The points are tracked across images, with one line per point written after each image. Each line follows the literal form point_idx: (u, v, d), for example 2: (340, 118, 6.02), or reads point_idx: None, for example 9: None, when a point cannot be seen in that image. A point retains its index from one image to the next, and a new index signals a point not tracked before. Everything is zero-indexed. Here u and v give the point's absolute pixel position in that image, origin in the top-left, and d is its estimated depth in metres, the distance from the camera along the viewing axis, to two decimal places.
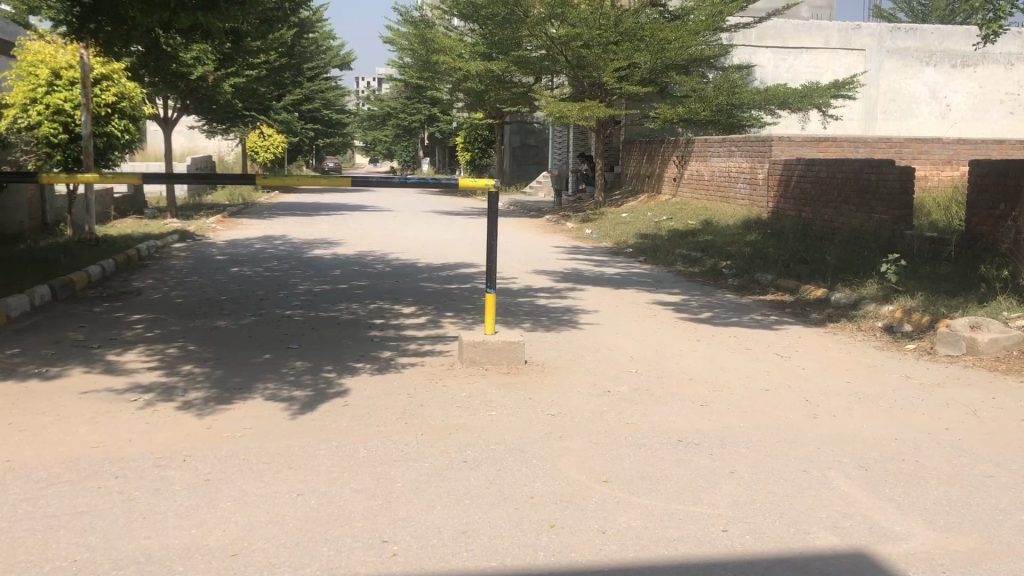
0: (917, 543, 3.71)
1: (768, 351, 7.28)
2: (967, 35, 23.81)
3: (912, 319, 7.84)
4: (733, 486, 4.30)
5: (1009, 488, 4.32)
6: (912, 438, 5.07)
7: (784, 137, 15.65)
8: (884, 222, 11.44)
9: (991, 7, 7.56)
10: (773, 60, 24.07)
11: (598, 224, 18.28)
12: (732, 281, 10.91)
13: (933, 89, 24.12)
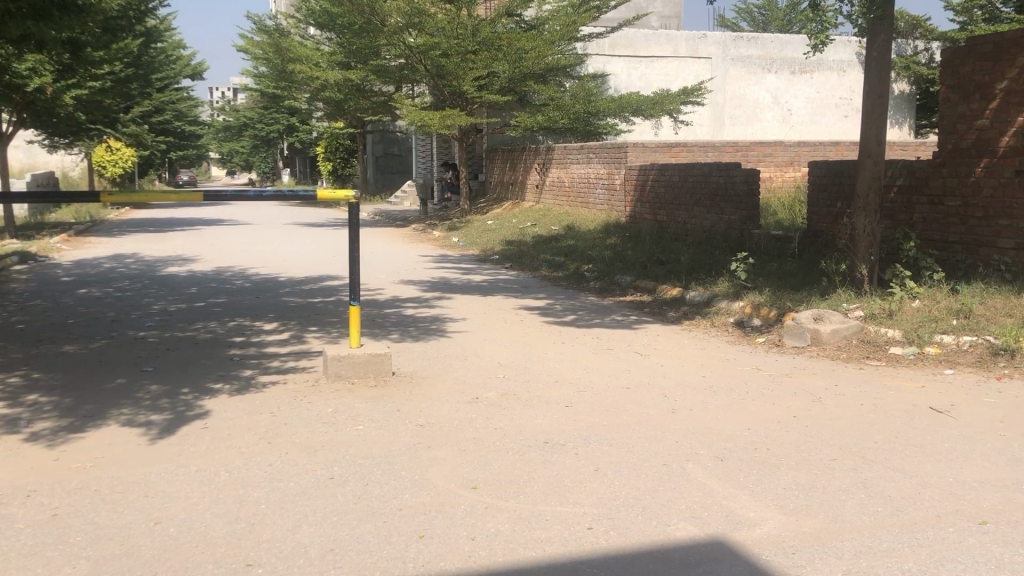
0: (769, 528, 3.91)
1: (629, 350, 7.50)
2: (803, 43, 25.28)
3: (760, 314, 8.24)
4: (598, 484, 4.41)
5: (850, 470, 4.60)
6: (763, 427, 5.32)
7: (638, 144, 16.16)
8: (734, 222, 11.98)
9: (818, 19, 8.02)
10: (626, 69, 24.80)
11: (465, 232, 18.33)
12: (593, 283, 11.19)
13: (775, 95, 25.47)
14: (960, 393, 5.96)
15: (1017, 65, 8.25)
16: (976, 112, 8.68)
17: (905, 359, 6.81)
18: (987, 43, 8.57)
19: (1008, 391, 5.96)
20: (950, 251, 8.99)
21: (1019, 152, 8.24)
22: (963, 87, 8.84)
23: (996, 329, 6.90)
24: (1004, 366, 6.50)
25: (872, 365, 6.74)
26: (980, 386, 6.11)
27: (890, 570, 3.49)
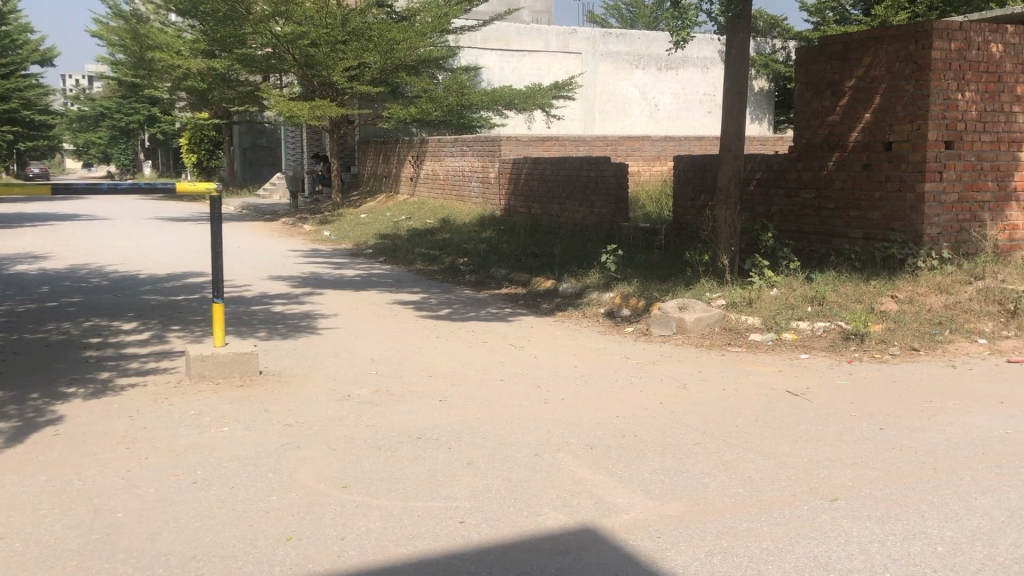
0: (636, 513, 4.00)
1: (503, 342, 7.54)
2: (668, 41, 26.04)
3: (629, 304, 8.43)
4: (471, 477, 4.41)
5: (713, 453, 4.76)
6: (631, 415, 5.45)
7: (511, 137, 16.26)
8: (604, 215, 12.23)
9: (680, 15, 8.26)
10: (498, 63, 24.86)
11: (337, 226, 18.00)
12: (468, 277, 11.20)
13: (642, 90, 26.16)
14: (815, 376, 6.26)
15: (863, 65, 8.72)
16: (827, 109, 9.13)
17: (764, 345, 7.10)
18: (837, 43, 9.01)
19: (857, 373, 6.30)
20: (805, 241, 9.44)
21: (866, 146, 8.72)
22: (815, 85, 9.28)
23: (845, 314, 7.28)
24: (854, 349, 6.87)
25: (734, 351, 7.00)
26: (833, 369, 6.44)
27: (750, 549, 3.63)
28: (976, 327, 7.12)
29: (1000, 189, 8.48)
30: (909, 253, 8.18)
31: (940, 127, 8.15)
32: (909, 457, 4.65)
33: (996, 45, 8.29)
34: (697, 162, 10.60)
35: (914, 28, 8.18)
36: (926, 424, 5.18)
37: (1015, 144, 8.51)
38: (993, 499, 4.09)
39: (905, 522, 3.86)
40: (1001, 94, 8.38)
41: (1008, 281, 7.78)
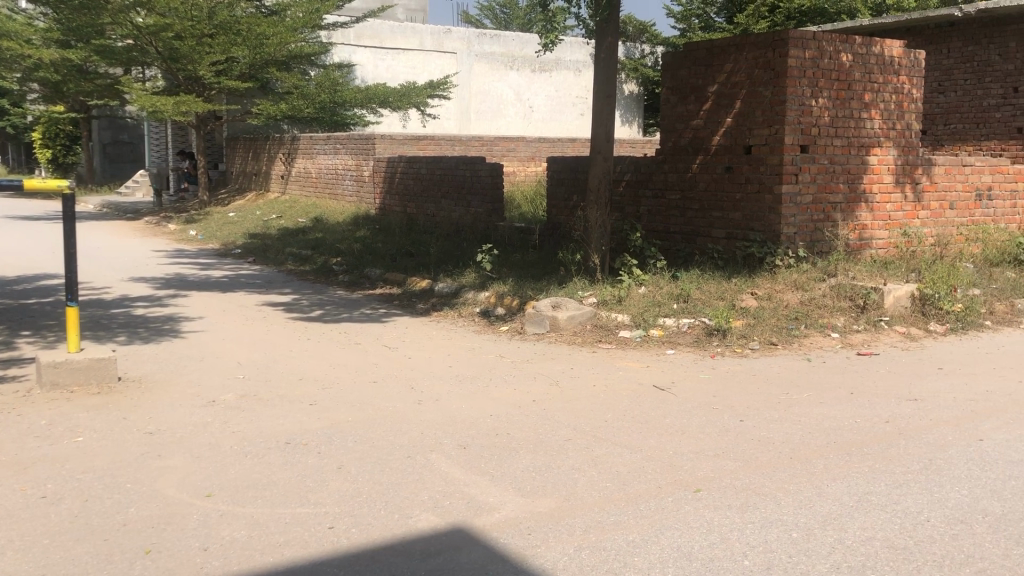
0: (507, 511, 4.03)
1: (376, 344, 7.46)
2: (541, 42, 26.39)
3: (504, 303, 8.49)
4: (340, 482, 4.34)
5: (583, 449, 4.85)
6: (505, 413, 5.48)
7: (385, 136, 16.11)
8: (480, 215, 12.28)
9: (548, 18, 8.40)
10: (372, 60, 24.56)
11: (204, 225, 17.40)
12: (342, 277, 11.02)
13: (517, 91, 26.44)
14: (681, 371, 6.47)
15: (725, 70, 9.06)
16: (692, 113, 9.46)
17: (633, 341, 7.28)
18: (700, 49, 9.34)
19: (720, 367, 6.55)
20: (672, 241, 9.76)
21: (728, 150, 9.08)
22: (680, 89, 9.59)
23: (709, 311, 7.55)
24: (717, 345, 7.13)
25: (604, 348, 7.15)
26: (697, 364, 6.67)
27: (617, 542, 3.71)
28: (829, 322, 7.51)
29: (851, 191, 8.96)
30: (768, 252, 8.55)
31: (796, 131, 8.55)
32: (766, 448, 4.86)
33: (846, 54, 8.74)
34: (569, 162, 10.78)
35: (772, 36, 8.55)
36: (783, 415, 5.43)
37: (864, 149, 9.00)
38: (843, 484, 4.32)
39: (763, 510, 4.03)
40: (851, 100, 8.85)
41: (858, 278, 8.25)
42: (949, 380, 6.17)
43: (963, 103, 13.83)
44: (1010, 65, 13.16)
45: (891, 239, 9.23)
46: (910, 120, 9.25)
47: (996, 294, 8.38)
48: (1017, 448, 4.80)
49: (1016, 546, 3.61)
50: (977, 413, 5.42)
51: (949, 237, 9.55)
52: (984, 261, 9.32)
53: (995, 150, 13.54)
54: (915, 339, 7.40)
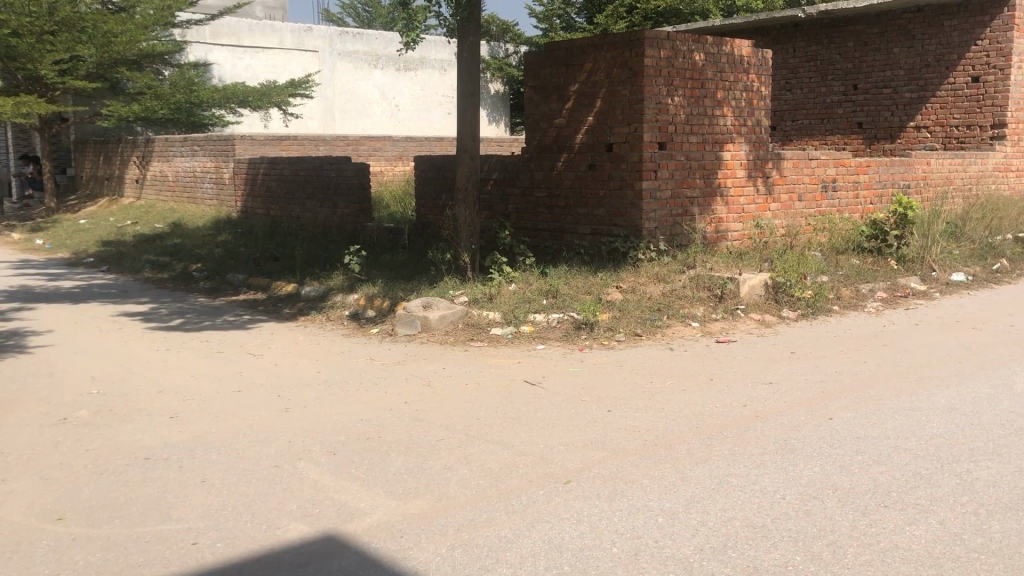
0: (379, 515, 3.99)
1: (241, 351, 7.25)
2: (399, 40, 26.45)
3: (373, 305, 8.40)
4: (203, 495, 4.19)
5: (455, 447, 4.86)
6: (375, 416, 5.42)
7: (245, 136, 15.68)
8: (347, 216, 12.11)
9: (409, 16, 8.35)
10: (230, 59, 23.43)
11: (51, 233, 16.44)
12: (203, 283, 10.64)
13: (381, 90, 26.35)
14: (551, 365, 6.56)
15: (585, 70, 9.26)
16: (555, 111, 9.63)
17: (504, 339, 7.33)
18: (560, 49, 9.50)
19: (588, 360, 6.68)
20: (540, 238, 9.94)
21: (590, 148, 9.29)
22: (543, 88, 9.74)
23: (577, 305, 7.69)
24: (585, 338, 7.27)
25: (475, 347, 7.17)
26: (567, 357, 6.78)
27: (488, 539, 3.74)
28: (690, 312, 7.79)
29: (707, 185, 9.30)
30: (631, 247, 8.79)
31: (654, 129, 8.81)
32: (632, 436, 4.99)
33: (699, 54, 9.06)
34: (436, 161, 10.79)
35: (629, 36, 8.78)
36: (647, 404, 5.59)
37: (718, 144, 9.36)
38: (704, 468, 4.49)
39: (629, 498, 4.13)
40: (704, 98, 9.18)
41: (715, 269, 8.58)
42: (801, 363, 6.52)
43: (808, 100, 14.63)
44: (849, 64, 14.01)
45: (745, 231, 9.64)
46: (760, 117, 9.68)
47: (842, 281, 8.89)
48: (863, 424, 5.10)
49: (863, 517, 3.85)
50: (826, 394, 5.74)
51: (799, 228, 10.04)
52: (831, 250, 9.85)
53: (838, 144, 14.36)
54: (770, 325, 7.76)
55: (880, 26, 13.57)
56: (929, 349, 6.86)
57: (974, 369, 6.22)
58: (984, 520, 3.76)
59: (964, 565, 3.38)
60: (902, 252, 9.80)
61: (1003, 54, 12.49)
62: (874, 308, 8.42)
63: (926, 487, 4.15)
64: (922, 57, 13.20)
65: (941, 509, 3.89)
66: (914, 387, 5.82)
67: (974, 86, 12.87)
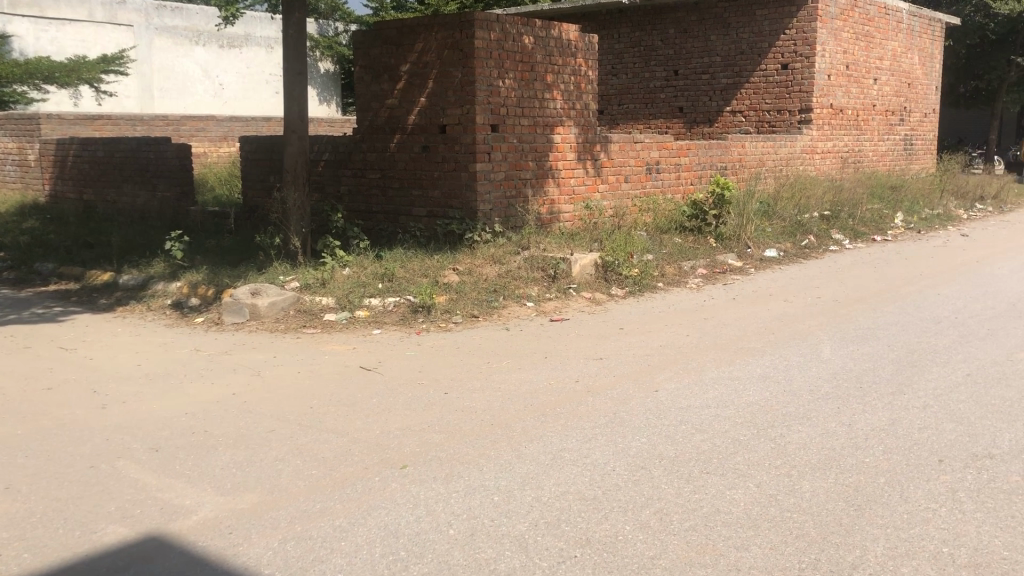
0: (206, 512, 3.82)
1: (51, 346, 6.75)
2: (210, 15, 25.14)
3: (198, 293, 8.03)
4: (8, 504, 3.88)
5: (287, 438, 4.72)
6: (201, 410, 5.19)
7: (53, 116, 14.60)
8: (167, 199, 11.51)
9: None
10: (32, 32, 21.21)
11: None
12: (7, 274, 9.84)
13: (204, 68, 25.26)
14: (387, 350, 6.49)
15: (416, 50, 9.18)
16: (386, 92, 9.51)
17: (338, 324, 7.18)
18: (390, 28, 9.38)
19: (425, 344, 6.64)
20: (374, 221, 9.83)
21: (423, 129, 9.24)
22: (373, 68, 9.59)
23: (413, 288, 7.64)
24: (422, 321, 7.22)
25: (308, 333, 6.99)
26: (403, 342, 6.72)
27: (323, 529, 3.65)
28: (524, 292, 7.90)
29: (538, 168, 9.43)
30: (466, 229, 8.82)
31: (486, 111, 8.85)
32: (468, 418, 5.01)
33: (528, 37, 9.15)
34: (263, 142, 10.43)
35: (458, 17, 8.76)
36: (483, 384, 5.63)
37: (549, 127, 9.51)
38: (539, 445, 4.57)
39: (465, 479, 4.15)
40: (534, 81, 9.29)
41: (549, 249, 8.73)
42: (631, 338, 6.74)
43: (633, 85, 15.12)
44: (670, 50, 14.58)
45: (576, 212, 9.85)
46: (587, 100, 9.91)
47: (666, 259, 9.26)
48: (685, 395, 5.34)
49: (687, 484, 4.02)
50: (652, 367, 5.97)
51: (625, 208, 10.36)
52: (656, 229, 10.22)
53: (662, 128, 14.91)
54: (600, 303, 7.98)
55: (698, 13, 14.19)
56: (744, 321, 7.26)
57: (786, 339, 6.64)
58: (795, 480, 4.02)
59: (779, 524, 3.59)
60: (721, 230, 10.31)
61: (808, 43, 13.34)
62: (695, 284, 8.83)
63: (743, 452, 4.39)
64: (736, 45, 13.89)
65: (757, 472, 4.13)
66: (731, 357, 6.14)
67: (783, 73, 13.67)
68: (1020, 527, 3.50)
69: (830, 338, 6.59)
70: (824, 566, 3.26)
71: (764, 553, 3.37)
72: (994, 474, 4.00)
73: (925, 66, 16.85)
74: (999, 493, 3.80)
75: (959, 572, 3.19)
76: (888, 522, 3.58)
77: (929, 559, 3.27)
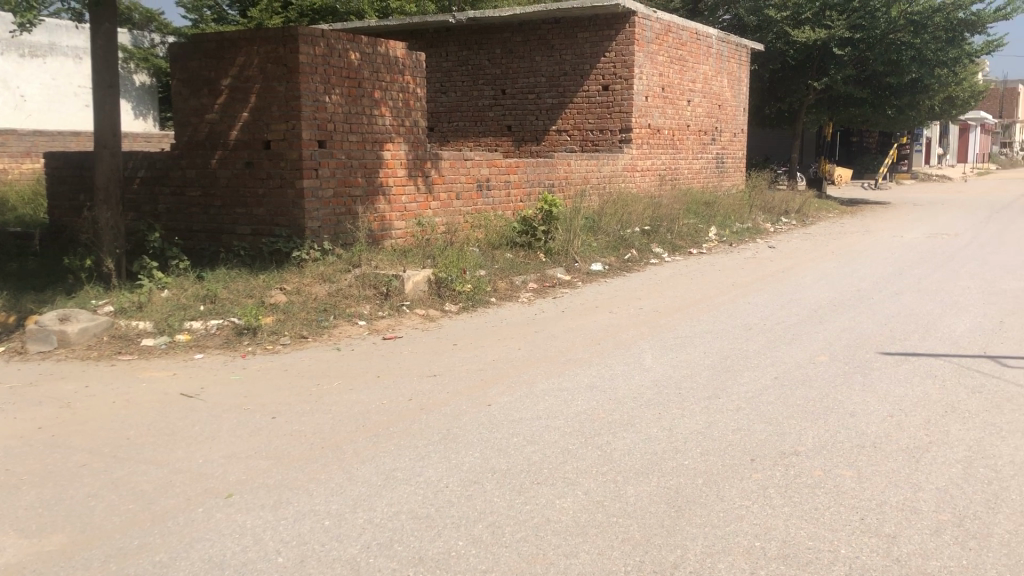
0: (7, 557, 3.54)
1: None
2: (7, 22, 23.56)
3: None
4: None
5: (100, 472, 4.44)
6: (2, 447, 4.79)
7: None
8: None
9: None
10: None
11: None
12: None
13: (4, 78, 23.50)
14: (210, 375, 6.24)
15: (237, 64, 8.93)
16: (206, 106, 9.19)
17: (156, 349, 6.82)
18: (210, 41, 9.08)
19: (251, 367, 6.43)
20: (195, 240, 9.45)
21: (245, 145, 8.98)
22: (191, 82, 9.25)
23: (237, 310, 7.38)
24: (248, 344, 6.97)
25: (124, 360, 6.60)
26: (227, 365, 6.48)
27: (140, 566, 3.46)
28: (356, 311, 7.79)
29: (368, 184, 9.33)
30: (294, 247, 8.62)
31: (312, 127, 8.70)
32: (297, 441, 4.88)
33: (354, 53, 9.08)
34: (71, 158, 9.83)
35: (281, 32, 8.59)
36: (313, 406, 5.51)
37: (378, 143, 9.43)
38: (370, 466, 4.51)
39: (294, 504, 4.04)
40: (362, 98, 9.21)
41: (381, 266, 8.63)
42: (464, 353, 6.81)
43: (461, 102, 15.30)
44: (497, 70, 14.86)
45: (407, 229, 9.81)
46: (416, 117, 9.91)
47: (498, 274, 9.38)
48: (515, 407, 5.42)
49: (519, 495, 4.08)
50: (482, 382, 6.02)
51: (457, 225, 10.43)
52: (487, 245, 10.36)
53: (491, 145, 15.16)
54: (434, 319, 7.99)
55: (523, 34, 14.53)
56: (573, 333, 7.47)
57: (611, 349, 6.87)
58: (621, 485, 4.16)
59: (606, 529, 3.71)
60: (549, 245, 10.57)
61: (627, 66, 13.91)
62: (526, 298, 9.00)
63: (572, 461, 4.50)
64: (559, 66, 14.32)
65: (585, 480, 4.24)
66: (559, 369, 6.30)
67: (604, 94, 14.19)
68: (823, 517, 3.77)
69: (651, 347, 6.88)
70: (647, 568, 3.38)
71: (592, 558, 3.46)
72: (800, 470, 4.29)
73: (734, 89, 17.96)
74: (804, 487, 4.08)
75: (770, 564, 3.39)
76: (705, 521, 3.76)
77: (743, 553, 3.47)
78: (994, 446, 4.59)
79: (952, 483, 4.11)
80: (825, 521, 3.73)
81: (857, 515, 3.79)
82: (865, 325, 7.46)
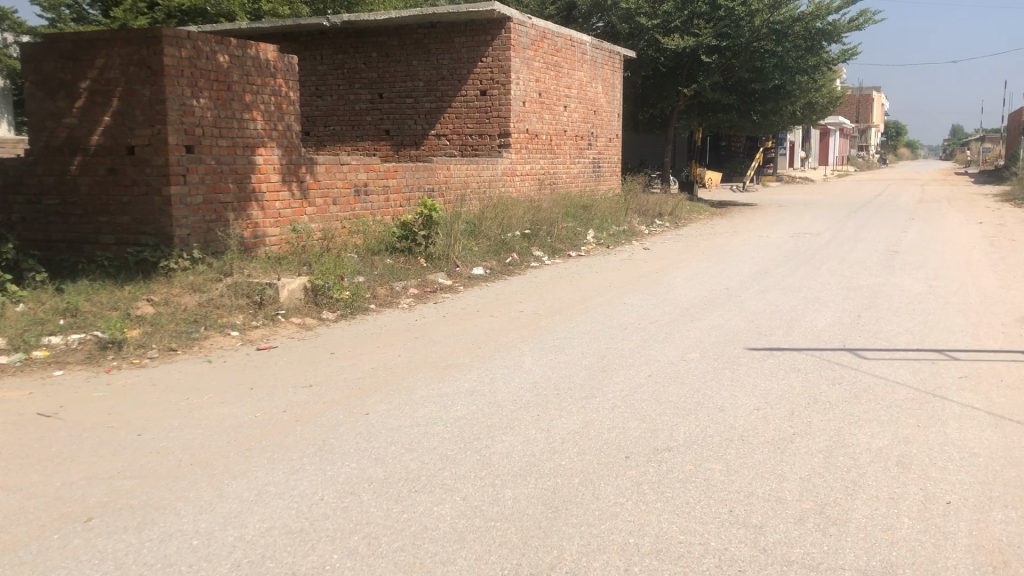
0: None
1: None
2: None
3: None
4: None
5: None
6: None
7: None
8: None
9: None
10: None
11: None
12: None
13: None
14: (70, 393, 5.90)
15: (96, 66, 8.54)
16: (63, 110, 8.74)
17: (12, 367, 6.41)
18: (66, 42, 8.65)
19: (116, 382, 6.13)
20: (54, 250, 8.95)
21: (108, 150, 8.59)
22: (46, 84, 8.77)
23: (101, 323, 7.04)
24: (112, 358, 6.65)
25: None
26: (90, 382, 6.15)
27: None
28: (228, 321, 7.55)
29: (240, 190, 9.06)
30: (161, 256, 8.27)
31: (179, 131, 8.39)
32: (164, 459, 4.68)
33: (222, 56, 8.81)
34: None
35: (144, 32, 8.26)
36: (183, 421, 5.31)
37: (249, 148, 9.17)
38: (242, 481, 4.36)
39: (160, 524, 3.87)
40: (231, 101, 8.95)
41: (253, 275, 8.39)
42: (342, 361, 6.70)
43: (338, 107, 15.09)
44: (374, 73, 14.75)
45: (282, 235, 9.56)
46: (289, 121, 9.69)
47: (377, 281, 9.27)
48: (395, 415, 5.37)
49: (396, 504, 4.03)
50: (361, 390, 5.94)
51: (335, 231, 10.24)
52: (366, 251, 10.23)
53: (369, 150, 15.01)
54: (310, 328, 7.82)
55: (400, 39, 14.47)
56: (454, 338, 7.44)
57: (490, 353, 6.90)
58: (498, 489, 4.16)
59: (483, 533, 3.70)
60: (430, 250, 10.53)
61: (504, 71, 13.98)
62: (407, 304, 8.92)
63: (450, 467, 4.47)
64: (436, 70, 14.31)
65: (463, 485, 4.23)
66: (439, 374, 6.28)
67: (482, 99, 14.23)
68: (694, 511, 3.87)
69: (531, 350, 6.93)
70: (524, 570, 3.39)
71: (470, 564, 3.44)
72: (671, 466, 4.39)
73: (608, 94, 18.34)
74: (677, 482, 4.19)
75: (643, 560, 3.45)
76: (580, 521, 3.80)
77: (618, 551, 3.52)
78: (853, 435, 4.81)
79: (814, 473, 4.29)
80: (695, 514, 3.83)
81: (727, 507, 3.91)
82: (734, 321, 7.74)
